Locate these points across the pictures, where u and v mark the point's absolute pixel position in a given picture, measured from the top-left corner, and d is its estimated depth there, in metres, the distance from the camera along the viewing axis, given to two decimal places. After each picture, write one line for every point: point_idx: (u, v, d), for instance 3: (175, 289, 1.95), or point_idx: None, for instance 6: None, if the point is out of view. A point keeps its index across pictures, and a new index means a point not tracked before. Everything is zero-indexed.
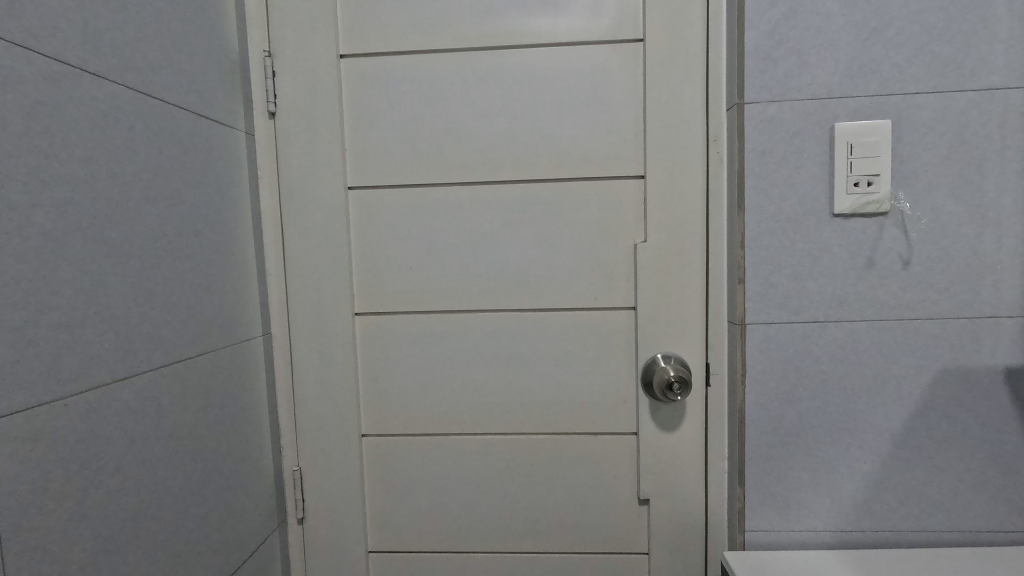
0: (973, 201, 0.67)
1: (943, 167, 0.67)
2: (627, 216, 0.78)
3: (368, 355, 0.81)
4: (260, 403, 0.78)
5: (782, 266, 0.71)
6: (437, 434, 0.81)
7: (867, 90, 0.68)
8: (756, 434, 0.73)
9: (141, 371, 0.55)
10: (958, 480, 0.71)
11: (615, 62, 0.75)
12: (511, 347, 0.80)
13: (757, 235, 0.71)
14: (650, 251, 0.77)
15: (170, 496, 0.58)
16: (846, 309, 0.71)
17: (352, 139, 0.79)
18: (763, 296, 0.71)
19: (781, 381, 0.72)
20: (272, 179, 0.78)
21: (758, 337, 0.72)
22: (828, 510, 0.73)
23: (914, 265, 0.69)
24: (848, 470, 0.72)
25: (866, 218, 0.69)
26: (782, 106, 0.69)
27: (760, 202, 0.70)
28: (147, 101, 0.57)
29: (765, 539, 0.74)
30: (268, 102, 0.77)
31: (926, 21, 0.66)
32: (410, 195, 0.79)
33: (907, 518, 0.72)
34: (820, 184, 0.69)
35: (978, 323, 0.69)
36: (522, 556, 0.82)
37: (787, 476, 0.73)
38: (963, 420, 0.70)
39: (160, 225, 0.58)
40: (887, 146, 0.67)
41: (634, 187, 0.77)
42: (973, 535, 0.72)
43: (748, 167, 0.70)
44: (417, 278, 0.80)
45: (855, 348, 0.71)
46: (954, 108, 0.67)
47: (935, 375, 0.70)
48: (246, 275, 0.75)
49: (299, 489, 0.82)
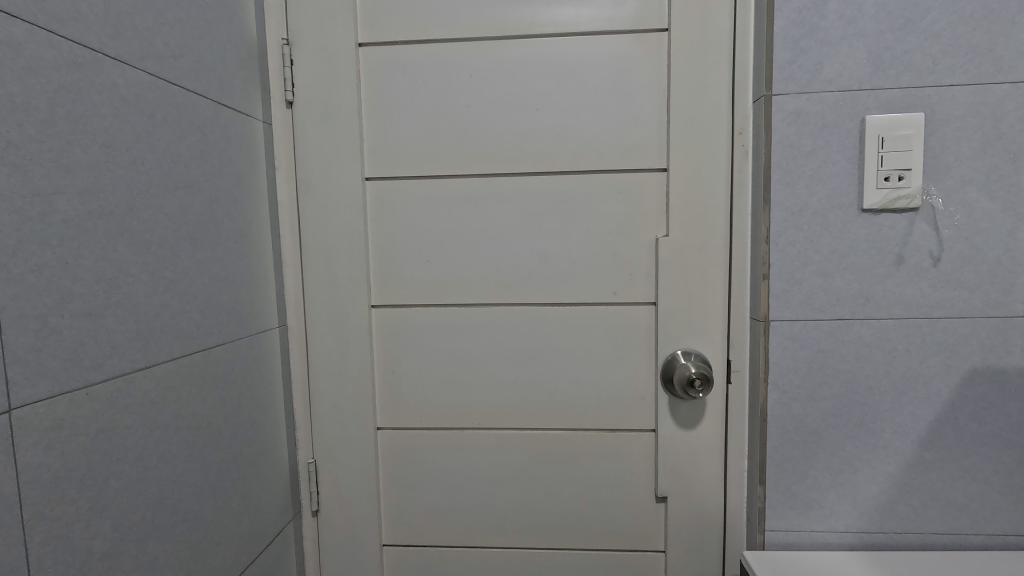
0: (1008, 197, 0.65)
1: (977, 162, 0.65)
2: (648, 210, 0.76)
3: (385, 348, 0.81)
4: (276, 394, 0.78)
5: (807, 263, 0.69)
6: (453, 428, 0.81)
7: (899, 82, 0.66)
8: (777, 432, 0.72)
9: (160, 361, 0.55)
10: (985, 483, 0.70)
11: (639, 52, 0.74)
12: (530, 343, 0.79)
13: (782, 230, 0.69)
14: (671, 245, 0.75)
15: (189, 487, 0.59)
16: (873, 307, 0.69)
17: (369, 129, 0.78)
18: (787, 293, 0.70)
19: (805, 379, 0.71)
20: (290, 170, 0.78)
21: (781, 334, 0.71)
22: (850, 511, 0.72)
23: (945, 262, 0.67)
24: (871, 470, 0.71)
25: (896, 214, 0.67)
26: (810, 98, 0.67)
27: (785, 196, 0.69)
28: (167, 89, 0.56)
29: (784, 539, 0.73)
30: (286, 91, 0.76)
31: (963, 10, 0.64)
32: (428, 187, 0.78)
33: (931, 520, 0.71)
34: (849, 178, 0.68)
35: (1010, 323, 0.67)
36: (537, 552, 0.82)
37: (807, 475, 0.72)
38: (992, 422, 0.69)
39: (180, 215, 0.58)
40: (919, 140, 0.65)
41: (656, 179, 0.76)
42: (999, 538, 0.70)
43: (774, 160, 0.69)
44: (436, 270, 0.79)
45: (881, 347, 0.69)
46: (990, 100, 0.65)
47: (964, 376, 0.68)
48: (262, 267, 0.75)
49: (314, 481, 0.83)
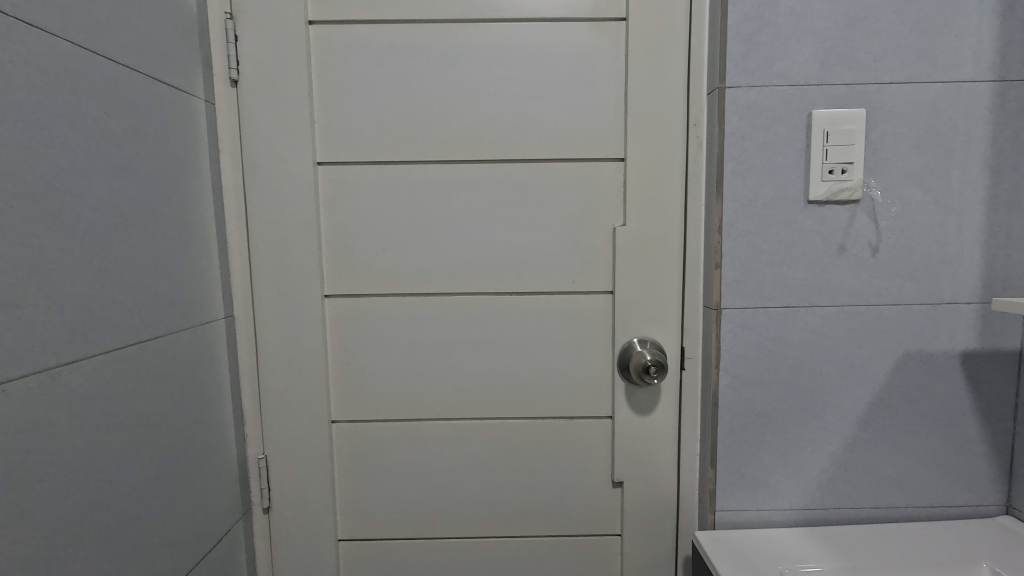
0: (939, 191, 0.70)
1: (911, 157, 0.70)
2: (606, 200, 0.77)
3: (339, 338, 0.78)
4: (222, 388, 0.74)
5: (758, 252, 0.72)
6: (411, 418, 0.80)
7: (844, 79, 0.69)
8: (728, 416, 0.74)
9: (90, 355, 0.51)
10: (914, 459, 0.75)
11: (597, 41, 0.74)
12: (489, 334, 0.78)
13: (734, 221, 0.71)
14: (628, 235, 0.76)
15: (126, 487, 0.55)
16: (818, 295, 0.72)
17: (321, 111, 0.75)
18: (738, 281, 0.72)
19: (755, 364, 0.73)
20: (236, 153, 0.74)
21: (733, 321, 0.73)
22: (794, 490, 0.75)
23: (882, 252, 0.71)
24: (815, 451, 0.75)
25: (839, 206, 0.71)
26: (762, 92, 0.69)
27: (737, 188, 0.71)
28: (94, 60, 0.52)
29: (734, 519, 0.76)
30: (231, 69, 0.72)
31: (902, 12, 0.68)
32: (385, 173, 0.76)
33: (867, 496, 0.75)
34: (797, 170, 0.70)
35: (938, 309, 0.72)
36: (496, 541, 0.82)
37: (756, 457, 0.75)
38: (922, 402, 0.74)
39: (111, 198, 0.54)
40: (861, 134, 0.68)
41: (614, 169, 0.76)
42: (925, 509, 0.76)
43: (727, 152, 0.70)
44: (392, 259, 0.77)
45: (825, 333, 0.73)
46: (925, 99, 0.69)
47: (898, 359, 0.73)
48: (207, 255, 0.71)
49: (265, 477, 0.80)
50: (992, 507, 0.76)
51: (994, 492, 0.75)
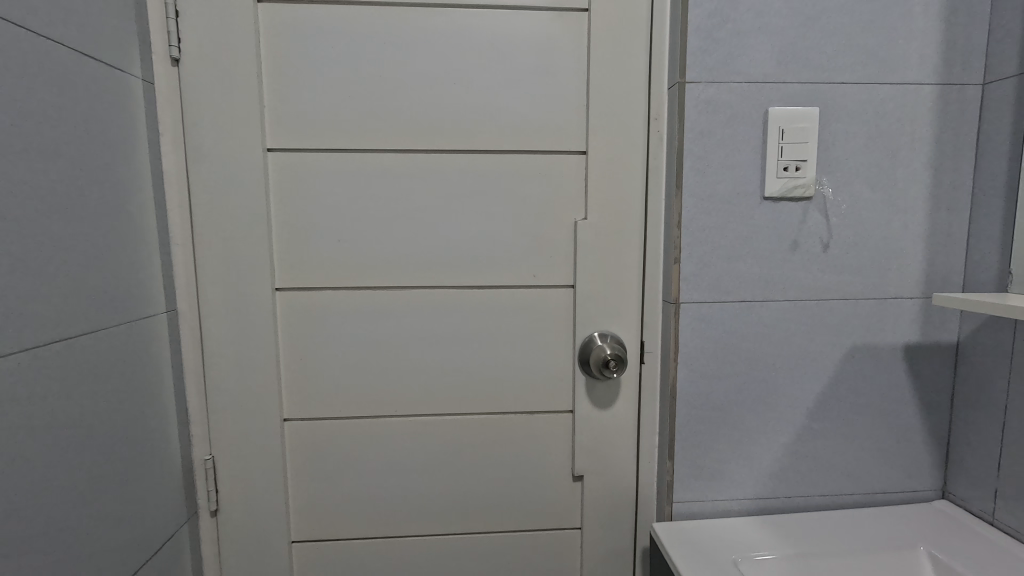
0: (887, 189, 0.73)
1: (861, 156, 0.72)
2: (567, 192, 0.76)
3: (291, 333, 0.75)
4: (164, 386, 0.70)
5: (715, 247, 0.72)
6: (368, 415, 0.77)
7: (799, 77, 0.70)
8: (685, 408, 0.75)
9: (7, 352, 0.47)
10: (860, 447, 0.78)
11: (560, 31, 0.73)
12: (447, 330, 0.77)
13: (692, 215, 0.72)
14: (589, 228, 0.76)
15: (51, 493, 0.51)
16: (772, 290, 0.73)
17: (271, 94, 0.71)
18: (696, 276, 0.73)
19: (711, 358, 0.74)
20: (178, 137, 0.70)
21: (691, 315, 0.74)
22: (748, 480, 0.77)
23: (833, 248, 0.73)
24: (768, 441, 0.77)
25: (793, 202, 0.72)
26: (720, 87, 0.70)
27: (696, 183, 0.71)
28: (10, 30, 0.47)
29: (690, 509, 0.77)
30: (171, 47, 0.68)
31: (853, 14, 0.69)
32: (340, 161, 0.73)
33: (816, 484, 0.78)
34: (753, 166, 0.71)
35: (884, 303, 0.75)
36: (455, 538, 0.81)
37: (712, 448, 0.76)
38: (868, 393, 0.76)
39: (32, 181, 0.50)
40: (814, 132, 0.70)
41: (575, 162, 0.76)
42: (870, 495, 0.79)
43: (687, 147, 0.71)
44: (348, 251, 0.74)
45: (779, 327, 0.74)
46: (874, 100, 0.71)
47: (847, 352, 0.75)
48: (145, 246, 0.67)
49: (212, 479, 0.76)
50: (929, 491, 0.80)
51: (931, 477, 0.79)
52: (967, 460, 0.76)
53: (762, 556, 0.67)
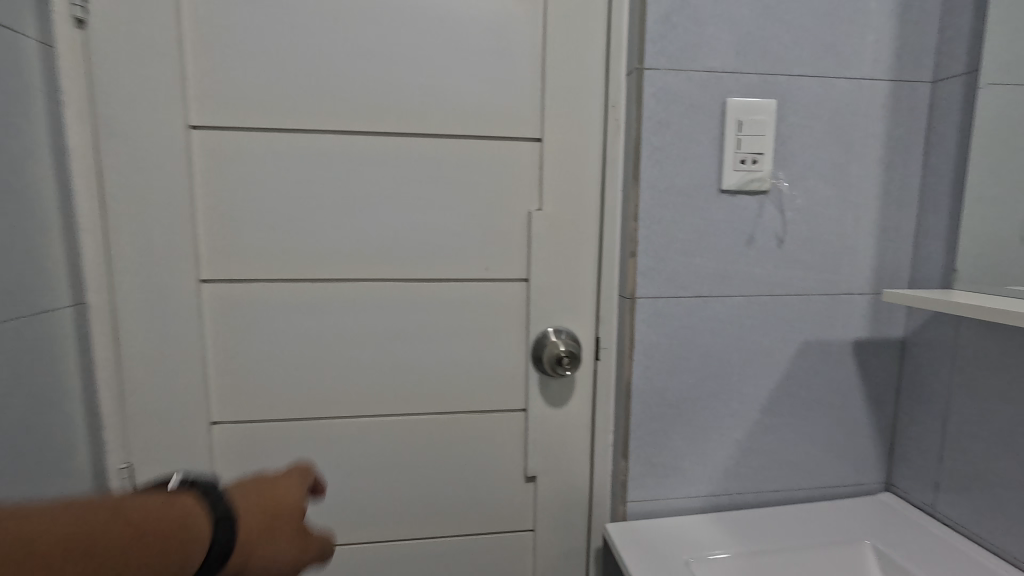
0: (841, 184, 0.72)
1: (817, 150, 0.71)
2: (521, 181, 0.72)
3: (220, 329, 0.69)
4: (68, 389, 0.63)
5: (672, 241, 0.71)
6: (306, 417, 0.72)
7: (757, 68, 0.68)
8: (640, 406, 0.74)
9: None
10: (811, 442, 0.78)
11: (514, 10, 0.69)
12: (389, 325, 0.72)
13: (649, 208, 0.70)
14: (543, 220, 0.73)
15: None
16: (728, 285, 0.72)
17: (194, 64, 0.64)
18: (652, 270, 0.71)
19: (666, 354, 0.73)
20: (85, 108, 0.62)
21: (647, 311, 0.72)
22: (702, 477, 0.76)
23: (788, 243, 0.72)
24: (721, 438, 0.76)
25: (750, 196, 0.71)
26: (679, 76, 0.68)
27: (653, 174, 0.69)
28: None
29: (644, 509, 0.76)
30: (75, 6, 0.60)
31: (812, 5, 0.68)
32: (274, 140, 0.67)
33: (768, 480, 0.78)
34: (711, 158, 0.69)
35: (835, 299, 0.75)
36: (402, 544, 0.77)
37: (666, 446, 0.75)
38: (819, 388, 0.77)
39: None
40: (771, 125, 0.69)
41: (530, 150, 0.72)
42: (819, 490, 0.79)
43: (644, 137, 0.68)
44: (283, 239, 0.68)
45: (734, 322, 0.73)
46: (830, 94, 0.70)
47: (799, 348, 0.75)
48: (43, 230, 0.59)
49: (129, 488, 0.69)
50: (874, 484, 0.81)
51: (876, 470, 0.81)
52: (910, 454, 0.77)
53: (714, 555, 0.66)
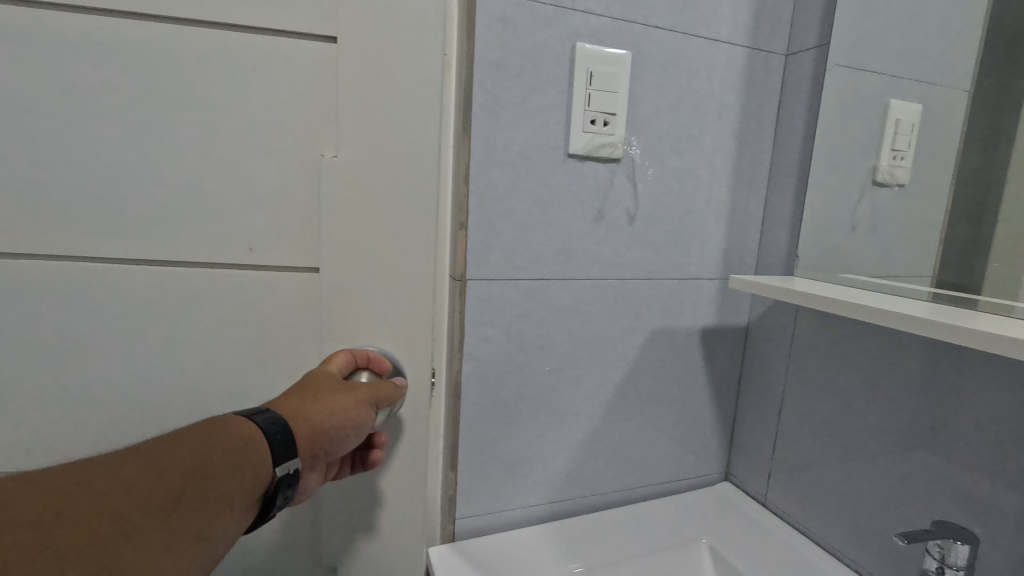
0: (693, 159, 0.66)
1: (671, 117, 0.63)
2: (308, 119, 0.56)
3: None
4: None
5: (510, 212, 0.59)
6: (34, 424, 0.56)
7: (610, 11, 0.58)
8: (472, 408, 0.62)
9: None
10: (655, 438, 0.73)
11: None
12: (51, 274, 0.54)
13: (483, 169, 0.57)
14: (339, 171, 0.57)
15: None
16: (572, 266, 0.63)
17: None
18: (486, 247, 0.59)
19: (503, 346, 0.62)
20: None
21: (481, 295, 0.59)
22: (541, 484, 0.67)
23: (638, 221, 0.64)
24: (563, 438, 0.67)
25: (599, 163, 0.61)
26: (521, 6, 0.55)
27: (487, 127, 0.56)
28: None
29: (475, 526, 0.65)
30: None
31: None
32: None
33: (611, 480, 0.71)
34: (557, 115, 0.58)
35: (684, 284, 0.69)
36: None
37: (502, 452, 0.65)
38: (666, 380, 0.71)
39: None
40: (625, 82, 0.59)
41: (320, 79, 0.56)
42: (662, 486, 0.75)
43: (477, 78, 0.55)
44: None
45: (578, 310, 0.64)
46: (687, 53, 0.63)
47: (647, 337, 0.68)
48: None
49: None
50: (715, 475, 0.79)
51: (718, 461, 0.78)
52: (748, 444, 0.75)
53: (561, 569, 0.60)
